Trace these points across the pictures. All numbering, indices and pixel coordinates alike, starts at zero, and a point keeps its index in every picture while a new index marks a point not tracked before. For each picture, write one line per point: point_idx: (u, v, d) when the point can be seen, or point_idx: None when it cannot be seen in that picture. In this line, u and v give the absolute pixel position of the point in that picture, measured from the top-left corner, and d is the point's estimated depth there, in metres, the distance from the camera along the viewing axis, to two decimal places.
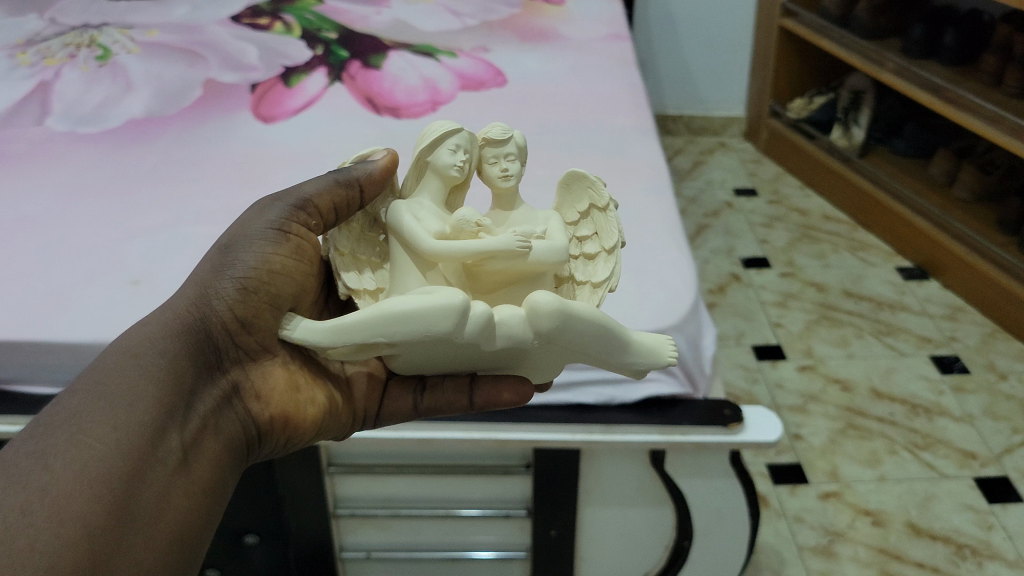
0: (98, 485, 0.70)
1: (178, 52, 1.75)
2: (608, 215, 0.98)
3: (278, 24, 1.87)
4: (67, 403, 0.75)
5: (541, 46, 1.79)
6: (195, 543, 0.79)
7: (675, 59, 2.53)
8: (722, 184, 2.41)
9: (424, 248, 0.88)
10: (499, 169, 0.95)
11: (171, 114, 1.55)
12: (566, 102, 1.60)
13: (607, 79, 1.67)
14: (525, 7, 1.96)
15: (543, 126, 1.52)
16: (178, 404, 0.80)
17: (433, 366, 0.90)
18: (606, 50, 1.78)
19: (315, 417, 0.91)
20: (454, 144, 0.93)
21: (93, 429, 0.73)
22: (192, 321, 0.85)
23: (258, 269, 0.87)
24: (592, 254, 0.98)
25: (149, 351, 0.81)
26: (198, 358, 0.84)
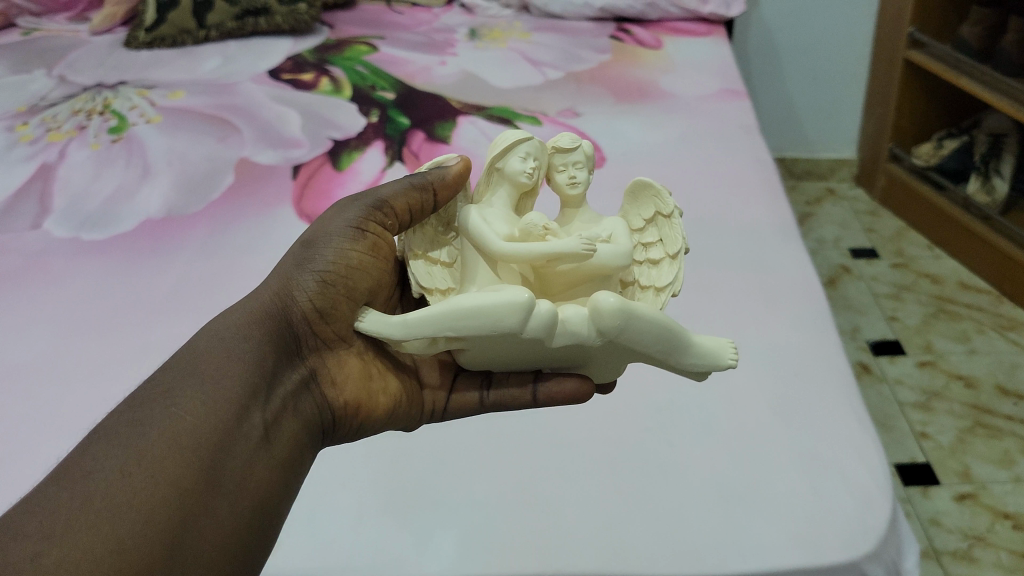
0: (179, 468, 0.66)
1: (207, 122, 1.46)
2: (673, 223, 0.88)
3: (324, 79, 1.58)
4: (152, 389, 0.71)
5: (641, 107, 1.47)
6: (275, 522, 0.74)
7: (777, 95, 2.20)
8: (836, 242, 2.08)
9: (491, 248, 0.82)
10: (567, 175, 0.87)
11: (198, 211, 1.27)
12: (680, 189, 1.28)
13: (728, 154, 1.35)
14: (616, 53, 1.65)
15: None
16: (259, 388, 0.75)
17: (503, 361, 0.84)
18: (721, 113, 1.46)
19: (390, 404, 0.86)
20: (525, 153, 0.85)
21: (175, 409, 0.69)
22: (273, 307, 0.80)
23: (336, 264, 0.81)
24: (655, 260, 0.88)
25: (230, 339, 0.76)
26: (280, 343, 0.79)
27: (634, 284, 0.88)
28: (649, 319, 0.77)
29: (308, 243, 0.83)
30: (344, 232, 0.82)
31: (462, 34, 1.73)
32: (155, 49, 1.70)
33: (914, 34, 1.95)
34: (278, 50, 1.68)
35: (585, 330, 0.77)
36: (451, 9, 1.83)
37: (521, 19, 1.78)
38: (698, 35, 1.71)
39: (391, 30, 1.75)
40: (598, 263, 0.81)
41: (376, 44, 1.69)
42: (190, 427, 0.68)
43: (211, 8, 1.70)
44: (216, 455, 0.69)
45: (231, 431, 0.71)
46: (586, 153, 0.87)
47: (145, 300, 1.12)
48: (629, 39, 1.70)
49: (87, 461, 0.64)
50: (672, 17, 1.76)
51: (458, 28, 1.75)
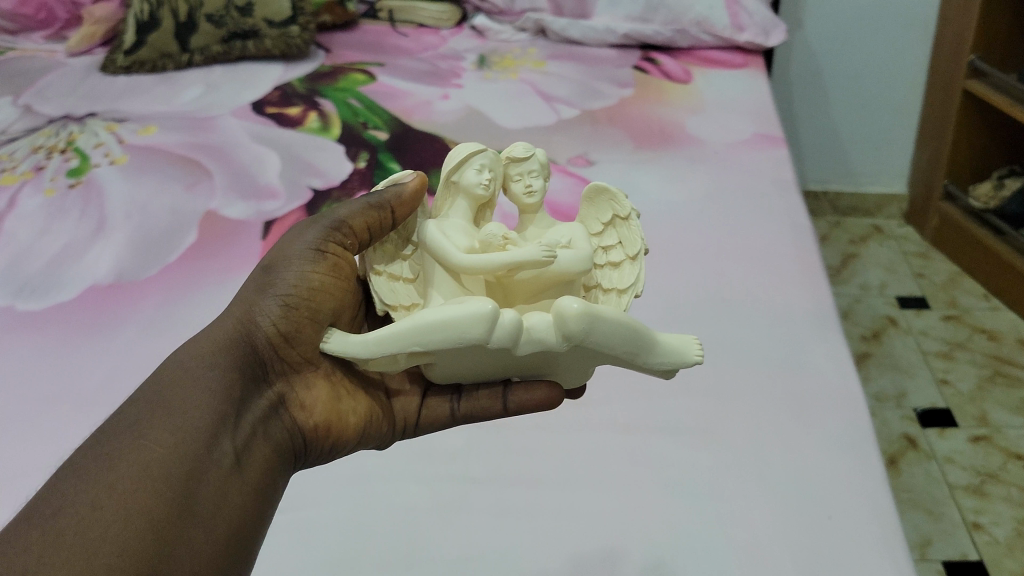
0: (149, 501, 0.63)
1: (177, 165, 1.31)
2: (630, 224, 0.86)
3: (312, 114, 1.42)
4: (119, 421, 0.68)
5: (662, 155, 1.30)
6: (251, 549, 0.71)
7: (820, 123, 2.02)
8: (881, 289, 1.89)
9: (454, 262, 0.78)
10: (521, 184, 0.83)
11: (150, 277, 1.11)
12: (703, 262, 1.10)
13: (760, 218, 1.17)
14: (639, 88, 1.48)
15: (670, 312, 1.03)
16: (229, 415, 0.71)
17: (472, 372, 0.81)
18: (754, 165, 1.28)
19: (363, 422, 0.82)
20: (477, 165, 0.81)
21: (145, 440, 0.66)
22: (237, 333, 0.76)
23: (299, 288, 0.77)
24: (616, 261, 0.86)
25: (198, 367, 0.73)
26: (248, 368, 0.75)
27: (598, 288, 0.86)
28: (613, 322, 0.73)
29: (267, 268, 0.79)
30: (305, 255, 0.79)
31: (469, 61, 1.57)
32: (133, 75, 1.55)
33: (974, 62, 1.76)
34: (266, 78, 1.53)
35: (552, 337, 0.73)
36: (460, 32, 1.67)
37: (536, 44, 1.61)
38: (732, 66, 1.54)
39: (392, 55, 1.59)
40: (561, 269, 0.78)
41: (373, 72, 1.53)
42: (158, 459, 0.65)
43: (195, 30, 1.55)
44: (187, 485, 0.66)
45: (201, 461, 0.67)
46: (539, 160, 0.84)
47: (66, 389, 0.96)
48: (655, 70, 1.53)
49: (52, 502, 0.62)
50: (703, 45, 1.58)
51: (465, 53, 1.59)
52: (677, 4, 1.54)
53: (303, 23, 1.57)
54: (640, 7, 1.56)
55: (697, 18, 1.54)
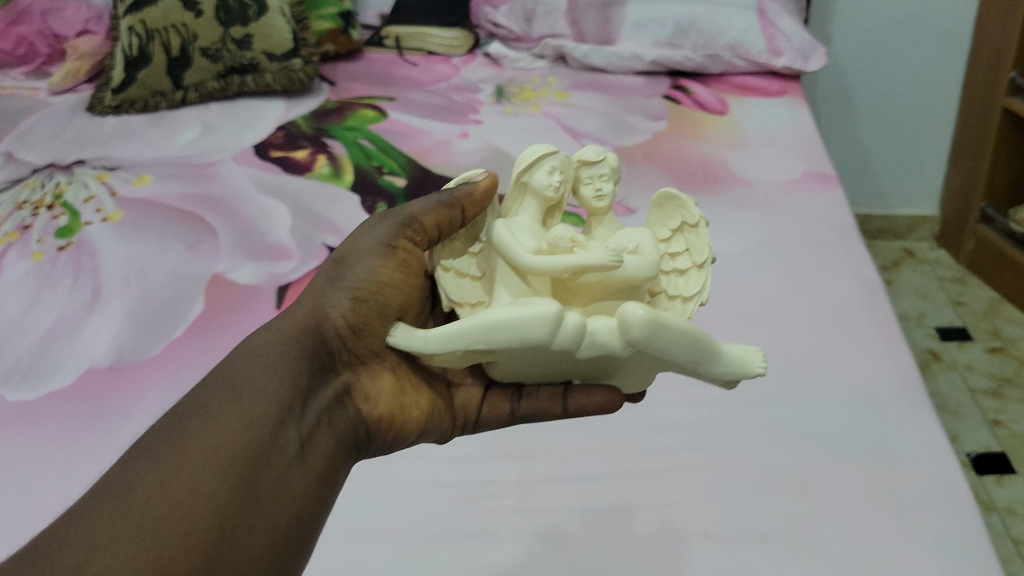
0: (213, 487, 0.59)
1: (176, 222, 1.19)
2: (699, 231, 0.78)
3: (321, 158, 1.31)
4: (189, 406, 0.64)
5: (708, 200, 1.19)
6: (311, 541, 0.66)
7: (848, 143, 1.92)
8: (919, 320, 1.79)
9: (519, 261, 0.73)
10: (591, 188, 0.77)
11: (154, 356, 1.00)
12: (770, 328, 1.00)
13: (824, 273, 1.07)
14: (673, 121, 1.37)
15: (738, 397, 0.93)
16: (297, 403, 0.67)
17: (534, 371, 0.78)
18: (809, 208, 1.17)
19: (427, 418, 0.77)
20: (549, 166, 0.76)
21: (211, 424, 0.62)
22: (307, 323, 0.72)
23: (368, 279, 0.74)
24: (682, 269, 0.78)
25: (269, 353, 0.69)
26: (315, 356, 0.71)
27: (664, 295, 0.78)
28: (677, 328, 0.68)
29: (338, 262, 0.76)
30: (374, 249, 0.76)
31: (487, 93, 1.46)
32: (123, 115, 1.44)
33: (1015, 79, 1.62)
34: (265, 116, 1.42)
35: (616, 343, 0.67)
36: (473, 59, 1.56)
37: (556, 73, 1.50)
38: (769, 95, 1.43)
39: (402, 88, 1.48)
40: (629, 275, 0.72)
41: (383, 109, 1.42)
42: (225, 444, 0.61)
43: (190, 65, 1.43)
44: (252, 473, 0.61)
45: (267, 448, 0.63)
46: (612, 165, 0.78)
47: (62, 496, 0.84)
48: (688, 101, 1.43)
49: (117, 483, 0.58)
50: (737, 71, 1.48)
51: (481, 84, 1.48)
52: (709, 28, 1.43)
53: (306, 56, 1.46)
54: (669, 32, 1.45)
55: (731, 43, 1.43)
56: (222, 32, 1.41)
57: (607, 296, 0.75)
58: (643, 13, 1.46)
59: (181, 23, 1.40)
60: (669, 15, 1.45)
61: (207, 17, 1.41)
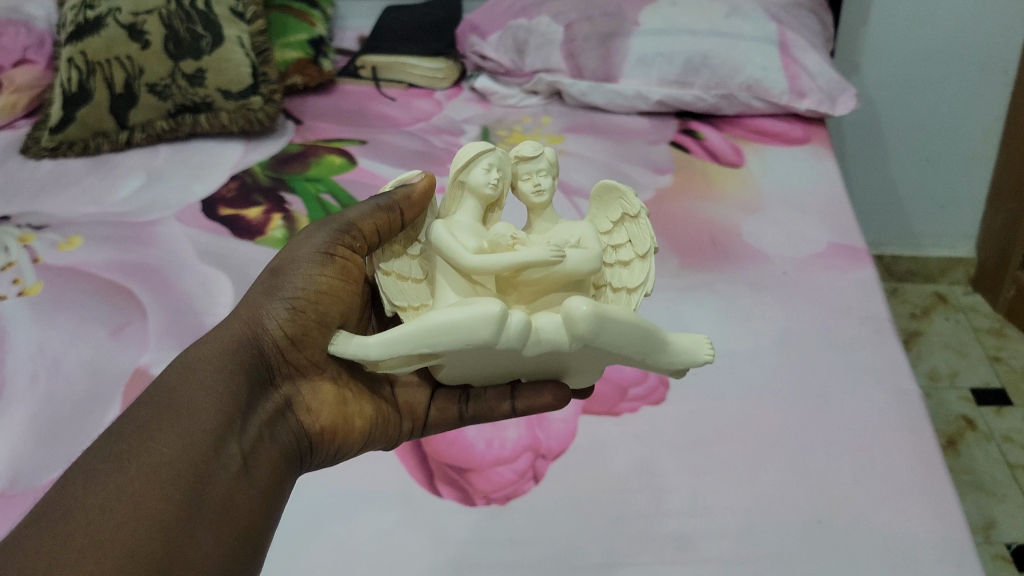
0: (157, 505, 0.55)
1: (102, 296, 1.03)
2: (640, 222, 0.72)
3: (276, 216, 1.14)
4: (127, 418, 0.60)
5: (715, 281, 1.02)
6: (256, 559, 0.63)
7: (876, 178, 1.75)
8: (952, 377, 1.60)
9: (459, 262, 0.67)
10: (529, 184, 0.71)
11: (53, 479, 0.83)
12: (786, 458, 0.82)
13: (852, 387, 0.89)
14: (679, 174, 1.20)
15: (749, 547, 0.75)
16: (238, 416, 0.63)
17: (482, 375, 0.72)
18: (834, 295, 1.00)
19: (369, 428, 0.73)
20: (485, 162, 0.70)
21: (153, 441, 0.58)
22: (245, 332, 0.68)
23: (307, 289, 0.69)
24: (625, 261, 0.73)
25: (210, 364, 0.65)
26: (255, 368, 0.67)
27: (609, 287, 0.73)
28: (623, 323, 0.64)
29: (273, 270, 0.71)
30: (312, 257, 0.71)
31: (471, 136, 1.29)
32: (61, 158, 1.28)
33: None
34: (220, 162, 1.26)
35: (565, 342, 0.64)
36: (459, 94, 1.40)
37: (550, 112, 1.34)
38: (791, 142, 1.26)
39: (376, 128, 1.31)
40: (571, 270, 0.66)
41: (353, 155, 1.25)
42: (168, 460, 0.57)
43: (135, 103, 1.26)
44: (194, 489, 0.58)
45: (209, 463, 0.59)
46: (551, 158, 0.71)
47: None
48: (699, 148, 1.25)
49: (55, 506, 0.53)
50: (754, 113, 1.31)
51: (465, 124, 1.32)
52: (724, 65, 1.26)
53: (267, 94, 1.29)
54: (678, 68, 1.28)
55: (749, 82, 1.26)
56: (172, 66, 1.25)
57: (551, 290, 0.69)
58: (648, 48, 1.29)
59: (126, 55, 1.24)
60: (678, 49, 1.28)
61: (155, 49, 1.25)
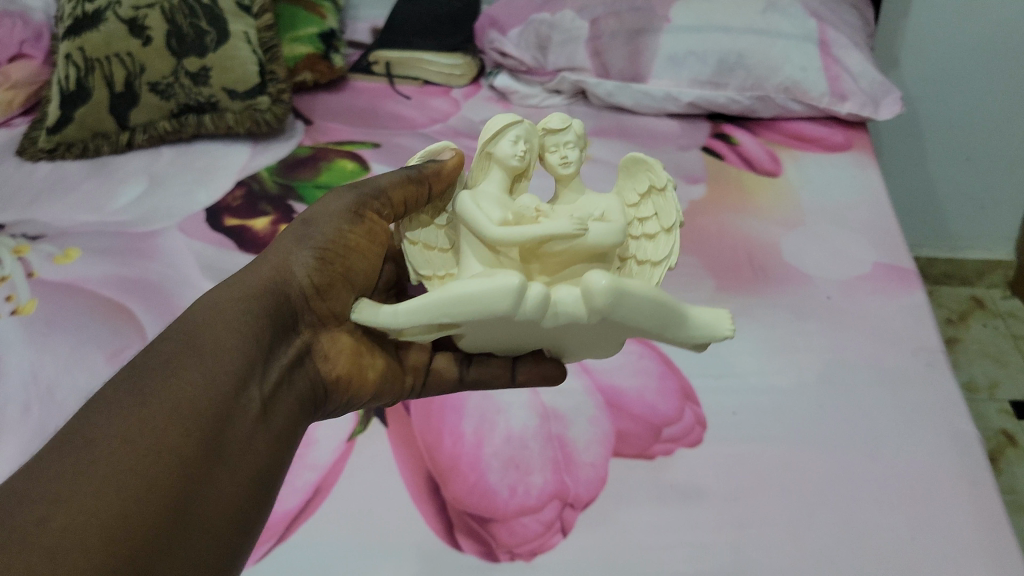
0: (181, 443, 0.51)
1: (100, 316, 0.97)
2: (668, 194, 0.65)
3: (283, 229, 1.07)
4: (153, 350, 0.56)
5: (752, 306, 0.95)
6: (263, 509, 0.59)
7: (912, 177, 1.67)
8: (992, 388, 1.53)
9: (484, 235, 0.60)
10: (556, 157, 0.65)
11: None
12: (834, 512, 0.76)
13: (904, 429, 0.82)
14: (712, 184, 1.13)
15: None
16: (260, 361, 0.59)
17: (500, 345, 0.66)
18: (882, 322, 0.93)
19: (382, 382, 0.70)
20: (514, 134, 0.63)
21: (179, 376, 0.54)
22: (272, 274, 0.64)
23: (335, 240, 0.66)
24: (651, 234, 0.66)
25: (237, 303, 0.61)
26: (281, 310, 0.63)
27: (635, 260, 0.67)
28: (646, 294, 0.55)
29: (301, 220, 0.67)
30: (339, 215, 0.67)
31: None
32: (58, 160, 1.21)
33: None
34: (226, 167, 1.19)
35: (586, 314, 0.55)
36: (477, 93, 1.33)
37: (574, 113, 1.27)
38: (830, 148, 1.18)
39: (390, 129, 1.25)
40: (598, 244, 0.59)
41: (366, 159, 1.18)
42: (194, 399, 0.53)
43: (136, 103, 1.19)
44: (215, 433, 0.54)
45: (229, 408, 0.55)
46: (579, 130, 0.65)
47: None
48: (732, 155, 1.18)
49: (80, 429, 0.49)
50: (791, 116, 1.23)
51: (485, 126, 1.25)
52: (760, 65, 1.19)
53: (275, 93, 1.22)
54: (711, 68, 1.20)
55: (786, 83, 1.19)
56: (175, 64, 1.18)
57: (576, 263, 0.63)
58: (680, 45, 1.21)
59: (126, 51, 1.17)
60: (712, 49, 1.19)
61: (157, 45, 1.18)
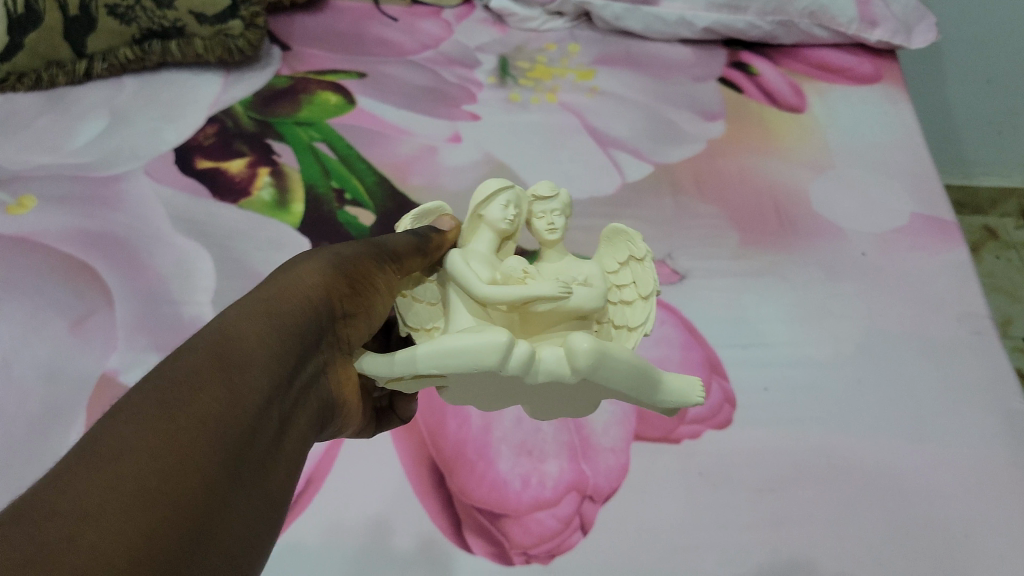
0: (216, 465, 0.39)
1: (60, 276, 0.86)
2: (647, 266, 0.59)
3: (263, 173, 0.97)
4: (175, 355, 0.43)
5: (782, 264, 0.87)
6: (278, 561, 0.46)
7: (928, 102, 1.58)
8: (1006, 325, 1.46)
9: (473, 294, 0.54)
10: (543, 224, 0.59)
11: None
12: (878, 502, 0.70)
13: (951, 406, 0.75)
14: (732, 120, 1.03)
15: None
16: (291, 374, 0.47)
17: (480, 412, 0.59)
18: (922, 284, 0.85)
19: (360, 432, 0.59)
20: (504, 198, 0.58)
21: (211, 390, 0.41)
22: (312, 286, 0.52)
23: (361, 272, 0.55)
24: (629, 301, 0.59)
25: (271, 305, 0.49)
26: (319, 326, 0.51)
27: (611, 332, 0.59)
28: (625, 357, 0.49)
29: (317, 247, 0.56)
30: (362, 252, 0.56)
31: (487, 68, 1.12)
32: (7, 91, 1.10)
33: None
34: (195, 101, 1.08)
35: (569, 376, 0.48)
36: (471, 13, 1.23)
37: (577, 38, 1.17)
38: (857, 81, 1.09)
39: (376, 57, 1.14)
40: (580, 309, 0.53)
41: (351, 92, 1.08)
42: (230, 411, 0.41)
43: (93, 29, 1.07)
44: (248, 455, 0.42)
45: (261, 428, 0.43)
46: (568, 200, 0.59)
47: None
48: (752, 88, 1.08)
49: (96, 447, 0.36)
50: (815, 43, 1.13)
51: (480, 53, 1.14)
52: None
53: (248, 17, 1.09)
54: None
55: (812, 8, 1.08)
56: None
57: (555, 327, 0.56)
58: None
59: None
60: None
61: None
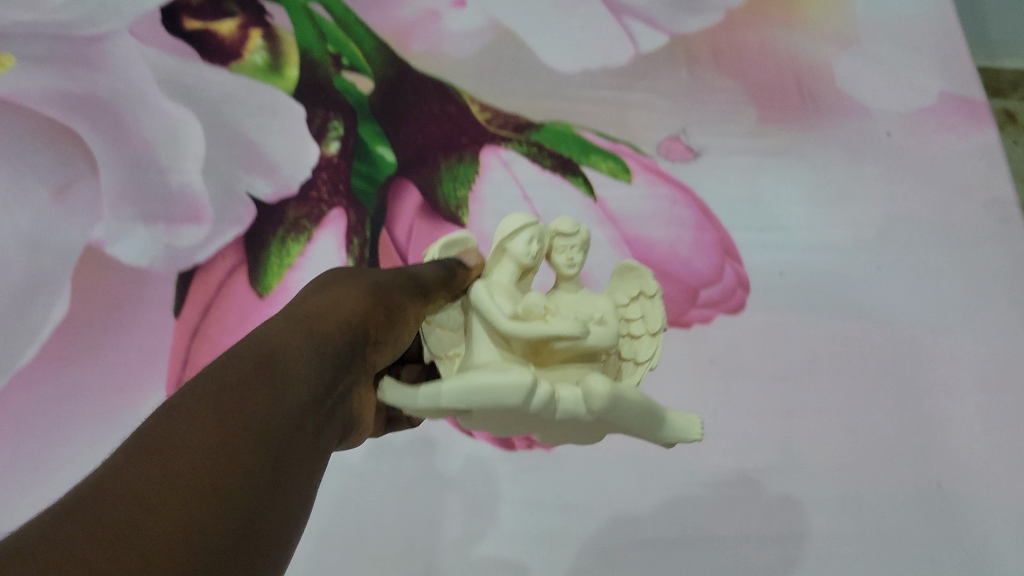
0: (238, 496, 0.28)
1: (37, 134, 0.80)
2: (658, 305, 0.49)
3: (254, 32, 0.91)
4: (175, 397, 0.30)
5: (801, 142, 0.83)
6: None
7: None
8: None
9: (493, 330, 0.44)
10: (561, 259, 0.48)
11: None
12: (891, 391, 0.67)
13: (972, 293, 0.73)
14: None
15: (844, 539, 0.61)
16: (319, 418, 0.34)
17: None
18: (947, 164, 0.81)
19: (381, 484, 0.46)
20: (528, 232, 0.47)
21: (204, 447, 0.28)
22: (346, 313, 0.39)
23: (392, 302, 0.42)
24: (634, 337, 0.49)
25: (297, 325, 0.37)
26: (348, 359, 0.38)
27: None
28: (638, 397, 0.43)
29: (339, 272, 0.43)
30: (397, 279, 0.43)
31: None
32: None
33: None
34: None
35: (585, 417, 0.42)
36: None
37: None
38: None
39: None
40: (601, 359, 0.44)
41: None
42: (258, 425, 0.31)
43: None
44: (272, 502, 0.30)
45: (289, 452, 0.32)
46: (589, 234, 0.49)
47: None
48: None
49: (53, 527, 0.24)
50: None
51: None
52: None
53: None
54: None
55: None
56: None
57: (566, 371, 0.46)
58: None
59: None
60: None
61: None
